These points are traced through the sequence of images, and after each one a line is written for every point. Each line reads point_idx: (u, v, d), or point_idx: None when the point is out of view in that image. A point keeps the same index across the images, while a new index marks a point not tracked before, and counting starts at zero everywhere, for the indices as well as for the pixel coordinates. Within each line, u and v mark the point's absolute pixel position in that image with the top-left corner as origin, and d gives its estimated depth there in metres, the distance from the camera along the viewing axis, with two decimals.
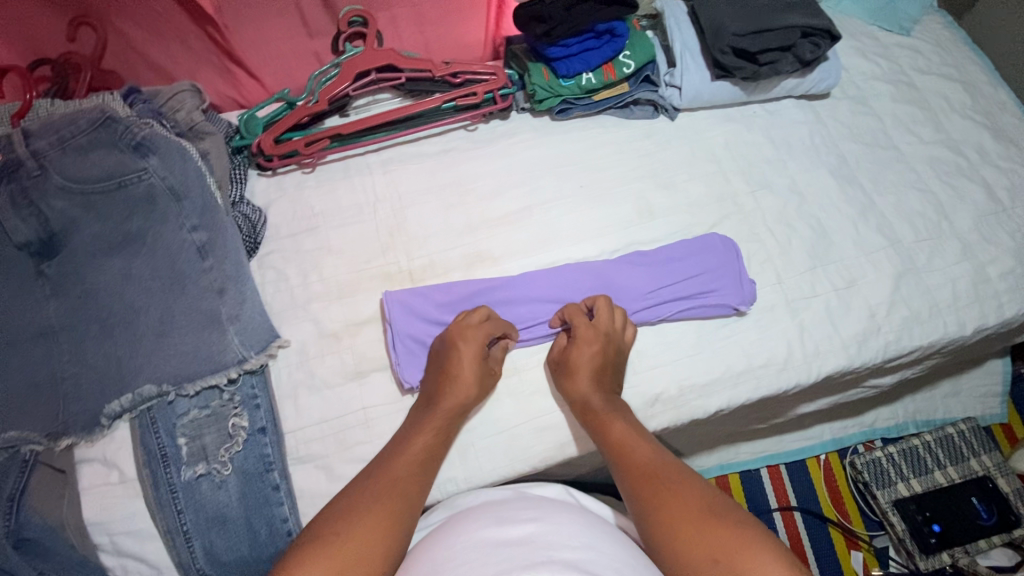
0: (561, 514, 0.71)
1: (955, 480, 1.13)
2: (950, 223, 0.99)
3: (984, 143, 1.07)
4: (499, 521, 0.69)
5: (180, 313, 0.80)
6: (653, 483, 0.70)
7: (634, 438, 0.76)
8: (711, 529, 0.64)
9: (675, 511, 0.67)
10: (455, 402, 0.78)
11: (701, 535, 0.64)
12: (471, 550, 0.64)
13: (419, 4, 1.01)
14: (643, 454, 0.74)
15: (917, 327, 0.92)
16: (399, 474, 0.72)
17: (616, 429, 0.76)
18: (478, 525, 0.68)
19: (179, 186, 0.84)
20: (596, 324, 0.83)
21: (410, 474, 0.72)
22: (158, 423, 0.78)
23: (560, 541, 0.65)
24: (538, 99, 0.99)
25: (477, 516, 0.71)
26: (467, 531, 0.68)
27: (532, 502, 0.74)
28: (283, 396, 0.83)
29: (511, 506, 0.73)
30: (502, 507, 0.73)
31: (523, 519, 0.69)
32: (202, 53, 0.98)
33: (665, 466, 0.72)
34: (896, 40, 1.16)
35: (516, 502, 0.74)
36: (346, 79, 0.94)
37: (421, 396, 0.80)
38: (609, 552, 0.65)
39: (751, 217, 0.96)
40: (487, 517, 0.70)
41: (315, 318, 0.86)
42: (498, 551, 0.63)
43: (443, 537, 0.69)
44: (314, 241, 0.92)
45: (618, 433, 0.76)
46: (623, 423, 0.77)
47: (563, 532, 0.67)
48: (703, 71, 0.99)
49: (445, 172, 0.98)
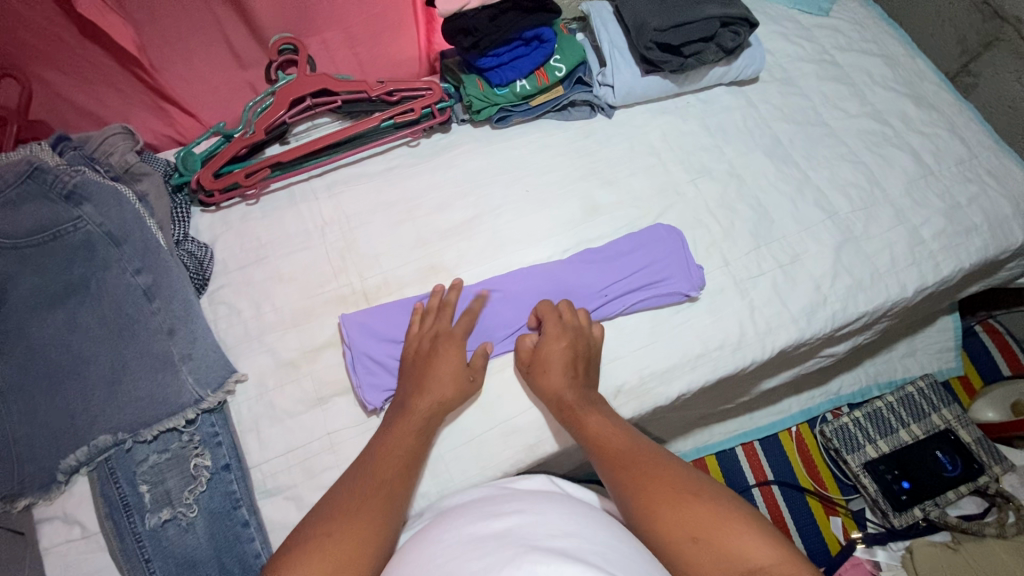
0: (543, 506, 0.70)
1: (919, 436, 1.17)
2: (883, 190, 1.03)
3: (907, 112, 1.12)
4: (482, 517, 0.68)
5: (132, 358, 0.79)
6: (632, 470, 0.71)
7: (609, 428, 0.76)
8: (689, 508, 0.65)
9: (652, 494, 0.67)
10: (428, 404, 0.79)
11: (679, 515, 0.65)
12: (453, 547, 0.63)
13: (349, 27, 1.02)
14: (619, 441, 0.75)
15: (861, 294, 0.96)
16: (382, 476, 0.72)
17: (591, 422, 0.77)
18: (463, 522, 0.68)
19: (117, 230, 0.83)
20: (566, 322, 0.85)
21: (392, 478, 0.72)
22: (116, 473, 0.76)
23: (542, 531, 0.64)
24: (476, 110, 1.00)
25: (463, 514, 0.70)
26: (449, 531, 0.67)
27: (515, 496, 0.73)
28: (245, 430, 0.82)
29: (497, 502, 0.72)
30: (484, 505, 0.72)
31: (505, 513, 0.68)
32: (132, 94, 0.97)
33: (642, 451, 0.73)
34: (816, 21, 1.20)
35: (500, 498, 0.73)
36: (281, 107, 0.94)
37: (403, 393, 0.80)
38: (593, 537, 0.64)
39: (694, 205, 0.99)
40: (470, 515, 0.69)
41: (271, 349, 0.86)
42: (479, 544, 0.62)
43: (424, 540, 0.68)
44: (264, 271, 0.91)
45: (594, 425, 0.77)
46: (597, 415, 0.78)
47: (546, 521, 0.66)
48: (633, 67, 1.02)
49: (391, 190, 0.98)
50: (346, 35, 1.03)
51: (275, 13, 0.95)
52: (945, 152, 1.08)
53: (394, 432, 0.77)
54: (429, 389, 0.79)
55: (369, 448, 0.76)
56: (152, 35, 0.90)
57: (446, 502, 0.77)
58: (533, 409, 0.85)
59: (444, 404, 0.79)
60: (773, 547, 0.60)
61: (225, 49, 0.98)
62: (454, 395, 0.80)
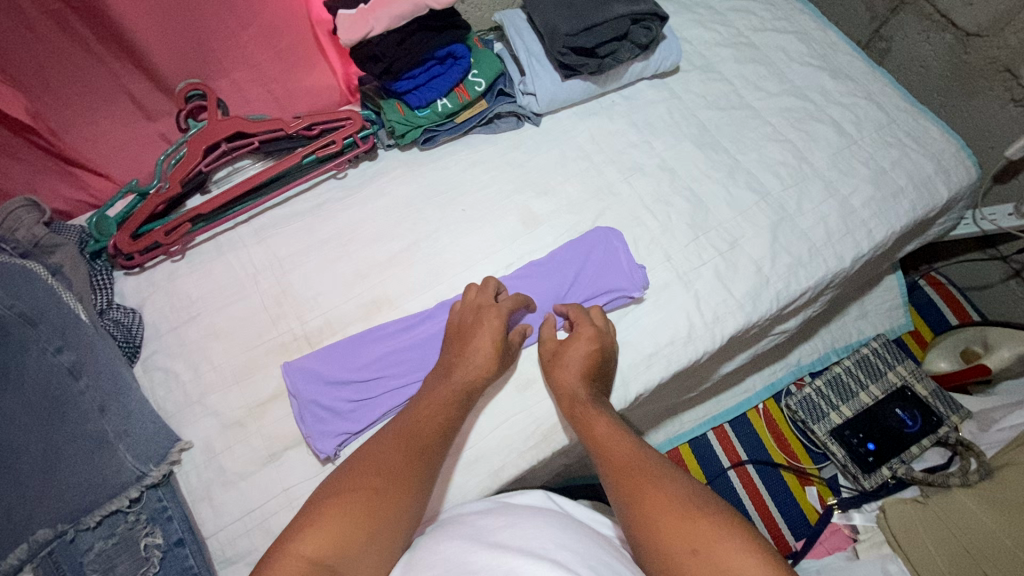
0: (536, 518, 0.71)
1: (879, 397, 1.20)
2: (810, 165, 1.05)
3: (825, 85, 1.14)
4: (476, 529, 0.68)
5: (65, 443, 0.74)
6: (636, 476, 0.69)
7: (615, 435, 0.75)
8: (690, 516, 0.62)
9: (654, 504, 0.65)
10: (467, 376, 0.78)
11: (680, 524, 0.62)
12: (448, 558, 0.64)
13: (258, 63, 0.99)
14: (625, 449, 0.73)
15: (801, 271, 0.97)
16: (411, 442, 0.72)
17: (598, 425, 0.76)
18: (458, 533, 0.68)
19: (31, 310, 0.78)
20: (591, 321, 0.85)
21: (424, 446, 0.72)
22: (62, 567, 0.71)
23: (538, 544, 0.65)
24: (400, 134, 0.98)
25: (457, 525, 0.70)
26: (441, 545, 0.66)
27: (510, 509, 0.74)
28: (197, 500, 0.79)
29: (489, 514, 0.72)
30: (482, 515, 0.72)
31: (500, 526, 0.68)
32: (35, 162, 0.91)
33: (647, 460, 0.71)
34: (729, 5, 1.22)
35: (496, 510, 0.73)
36: (195, 156, 0.90)
37: (441, 366, 0.81)
38: (581, 550, 0.66)
39: (630, 204, 0.99)
40: (464, 528, 0.69)
41: (214, 410, 0.82)
42: (475, 555, 0.63)
43: (416, 553, 0.67)
44: (198, 330, 0.88)
45: (601, 430, 0.76)
46: (609, 422, 0.77)
47: (541, 535, 0.67)
48: (552, 73, 1.01)
49: (321, 228, 0.96)
50: (255, 72, 1.00)
51: (175, 59, 0.91)
52: (866, 120, 1.11)
53: (432, 392, 0.78)
54: (467, 361, 0.79)
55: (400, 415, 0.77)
56: (44, 97, 0.85)
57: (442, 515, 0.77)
58: (493, 434, 0.83)
59: (479, 379, 0.79)
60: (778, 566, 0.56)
61: (128, 102, 0.94)
62: (487, 371, 0.79)
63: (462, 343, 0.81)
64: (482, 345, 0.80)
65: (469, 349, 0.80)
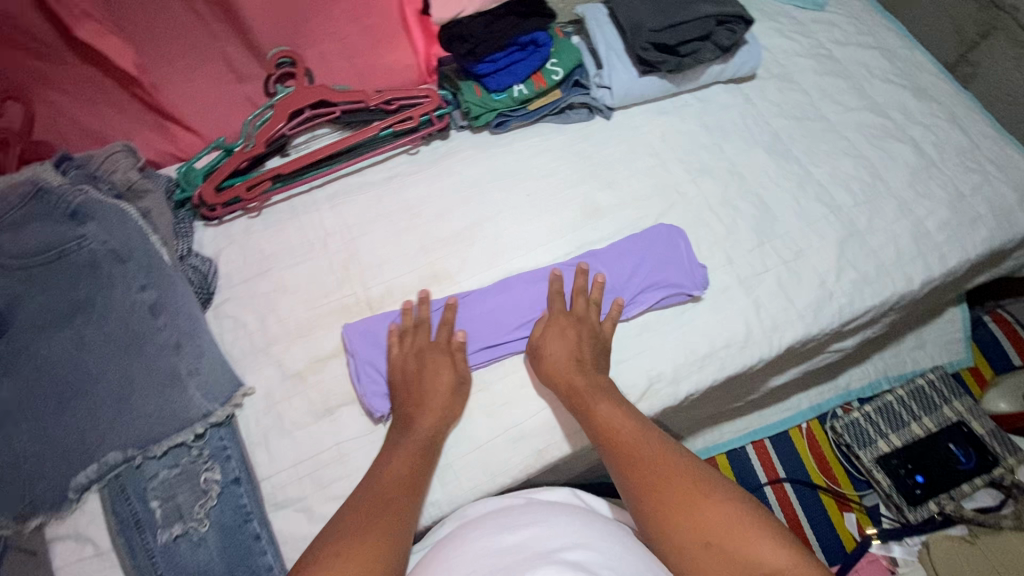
0: (559, 517, 0.72)
1: (932, 430, 1.15)
2: (885, 183, 1.02)
3: (907, 103, 1.11)
4: (497, 529, 0.70)
5: (140, 374, 0.79)
6: (644, 463, 0.71)
7: (617, 419, 0.75)
8: (702, 508, 0.66)
9: (664, 493, 0.68)
10: (428, 431, 0.78)
11: (693, 516, 0.65)
12: (467, 560, 0.66)
13: (345, 37, 1.03)
14: (629, 433, 0.74)
15: (867, 288, 0.95)
16: (394, 483, 0.72)
17: (601, 412, 0.76)
18: (481, 532, 0.70)
19: (121, 247, 0.83)
20: (564, 317, 0.86)
21: (409, 484, 0.73)
22: (127, 489, 0.77)
23: (554, 545, 0.65)
24: (475, 116, 1.00)
25: (480, 523, 0.72)
26: (467, 540, 0.69)
27: (536, 506, 0.75)
28: (254, 443, 0.82)
29: (512, 512, 0.74)
30: (509, 511, 0.74)
31: (522, 525, 0.70)
32: (135, 114, 0.98)
33: (654, 445, 0.73)
34: (812, 16, 1.20)
35: (525, 507, 0.75)
36: (280, 119, 0.94)
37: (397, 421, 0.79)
38: (604, 548, 0.65)
39: (695, 204, 0.99)
40: (485, 528, 0.71)
41: (277, 361, 0.86)
42: (491, 560, 0.64)
43: (451, 543, 0.70)
44: (268, 284, 0.92)
45: (606, 416, 0.76)
46: (609, 406, 0.77)
47: (562, 535, 0.67)
48: (630, 69, 1.02)
49: (391, 199, 0.99)
50: (342, 45, 1.04)
51: (271, 26, 0.96)
52: (947, 143, 1.08)
53: (400, 445, 0.76)
54: (425, 418, 0.78)
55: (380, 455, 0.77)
56: (150, 52, 0.92)
57: (468, 510, 0.78)
58: (540, 415, 0.85)
59: (448, 415, 0.80)
60: (785, 549, 0.61)
61: (223, 64, 0.98)
62: (457, 403, 0.81)
63: (418, 400, 0.79)
64: (438, 401, 0.79)
65: (425, 407, 0.79)
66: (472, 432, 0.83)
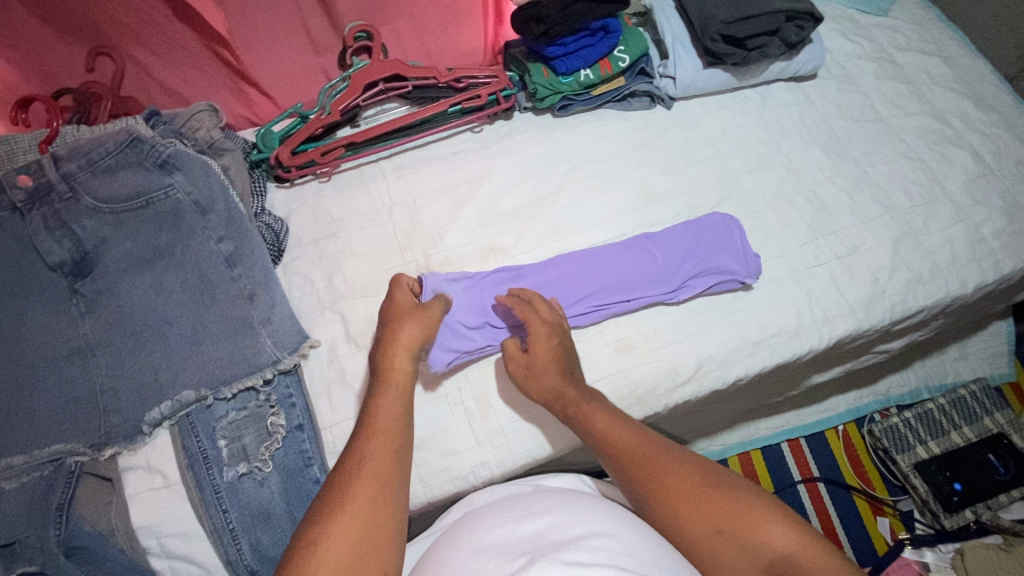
0: (575, 505, 0.73)
1: (971, 440, 1.15)
2: (942, 187, 1.03)
3: (967, 111, 1.11)
4: (514, 518, 0.72)
5: (212, 321, 0.84)
6: (647, 467, 0.71)
7: (614, 424, 0.75)
8: (709, 497, 0.67)
9: (672, 492, 0.68)
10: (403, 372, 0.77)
11: (700, 507, 0.67)
12: (488, 548, 0.68)
13: (419, 16, 1.06)
14: (628, 439, 0.73)
15: (920, 288, 0.96)
16: (378, 442, 0.70)
17: (597, 421, 0.75)
18: (498, 521, 0.72)
19: (204, 200, 0.88)
20: (541, 312, 0.85)
21: (392, 441, 0.71)
22: (197, 428, 0.80)
23: (573, 532, 0.67)
24: (540, 97, 1.03)
25: (496, 513, 0.74)
26: (480, 533, 0.71)
27: (547, 493, 0.78)
28: (316, 394, 0.86)
29: (527, 502, 0.76)
30: (519, 500, 0.77)
31: (536, 514, 0.72)
32: (215, 76, 1.03)
33: (654, 444, 0.73)
34: (874, 21, 1.21)
35: (534, 495, 0.78)
36: (356, 90, 0.98)
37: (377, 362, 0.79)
38: (624, 536, 0.67)
39: (751, 196, 1.00)
40: (501, 517, 0.73)
41: (341, 318, 0.90)
42: (512, 547, 0.66)
43: (466, 530, 0.73)
44: (335, 245, 0.95)
45: (600, 423, 0.75)
46: (603, 411, 0.76)
47: (580, 522, 0.69)
48: (695, 60, 1.04)
49: (455, 173, 1.02)
50: (415, 23, 1.07)
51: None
52: (1006, 152, 1.08)
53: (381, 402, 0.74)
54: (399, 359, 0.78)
55: (359, 414, 0.74)
56: (239, 18, 0.95)
57: (478, 500, 0.80)
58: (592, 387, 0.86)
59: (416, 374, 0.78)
60: (790, 525, 0.64)
61: (302, 34, 1.02)
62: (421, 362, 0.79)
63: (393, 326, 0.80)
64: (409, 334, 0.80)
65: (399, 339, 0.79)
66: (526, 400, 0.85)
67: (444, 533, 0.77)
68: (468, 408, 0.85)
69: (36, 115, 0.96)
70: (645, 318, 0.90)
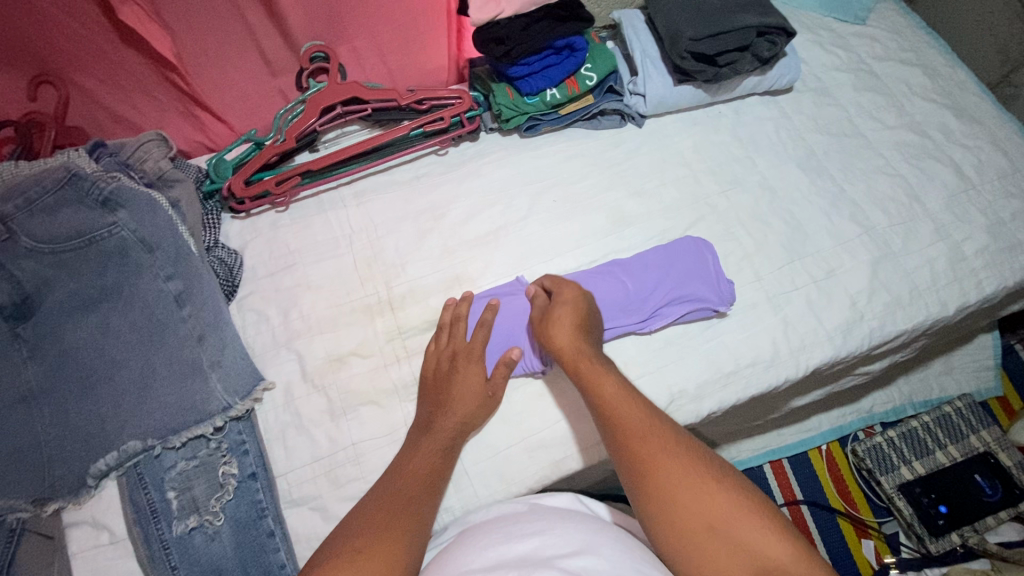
0: (564, 524, 0.70)
1: (957, 459, 1.13)
2: (922, 204, 0.99)
3: (947, 123, 1.08)
4: (504, 537, 0.68)
5: (160, 364, 0.80)
6: (651, 445, 0.67)
7: (619, 394, 0.71)
8: (703, 493, 0.63)
9: (672, 476, 0.64)
10: (455, 422, 0.77)
11: (696, 501, 0.63)
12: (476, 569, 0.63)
13: (379, 34, 1.02)
14: (636, 412, 0.70)
15: (900, 312, 0.93)
16: (410, 485, 0.72)
17: (606, 387, 0.72)
18: (488, 541, 0.68)
19: (150, 237, 0.83)
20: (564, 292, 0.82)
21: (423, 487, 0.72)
22: (145, 479, 0.77)
23: (563, 551, 0.64)
24: (506, 119, 0.99)
25: (487, 531, 0.70)
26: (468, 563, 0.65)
27: (540, 513, 0.73)
28: (272, 439, 0.83)
29: (519, 519, 0.72)
30: (509, 517, 0.73)
31: (527, 534, 0.68)
32: (166, 101, 0.99)
33: (657, 424, 0.69)
34: (852, 30, 1.17)
35: (523, 514, 0.73)
36: (312, 115, 0.94)
37: (429, 401, 0.79)
38: (609, 556, 0.64)
39: (725, 217, 0.97)
40: (493, 535, 0.68)
41: (298, 356, 0.86)
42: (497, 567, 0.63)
43: (454, 559, 0.67)
44: (292, 279, 0.92)
45: (608, 391, 0.71)
46: (609, 378, 0.73)
47: (565, 542, 0.66)
48: (665, 77, 1.01)
49: (418, 200, 0.98)
50: (376, 42, 1.03)
51: (306, 21, 0.94)
52: (988, 165, 1.05)
53: (419, 444, 0.76)
54: (454, 401, 0.78)
55: (401, 451, 0.77)
56: (187, 43, 0.91)
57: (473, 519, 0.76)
58: (558, 425, 0.83)
59: (467, 423, 0.78)
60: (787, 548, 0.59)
61: (257, 56, 0.98)
62: (477, 416, 0.79)
63: (454, 356, 0.81)
64: (468, 373, 0.80)
65: (453, 380, 0.79)
66: (491, 441, 0.82)
67: (427, 565, 0.71)
68: None
69: None
70: (615, 349, 0.87)
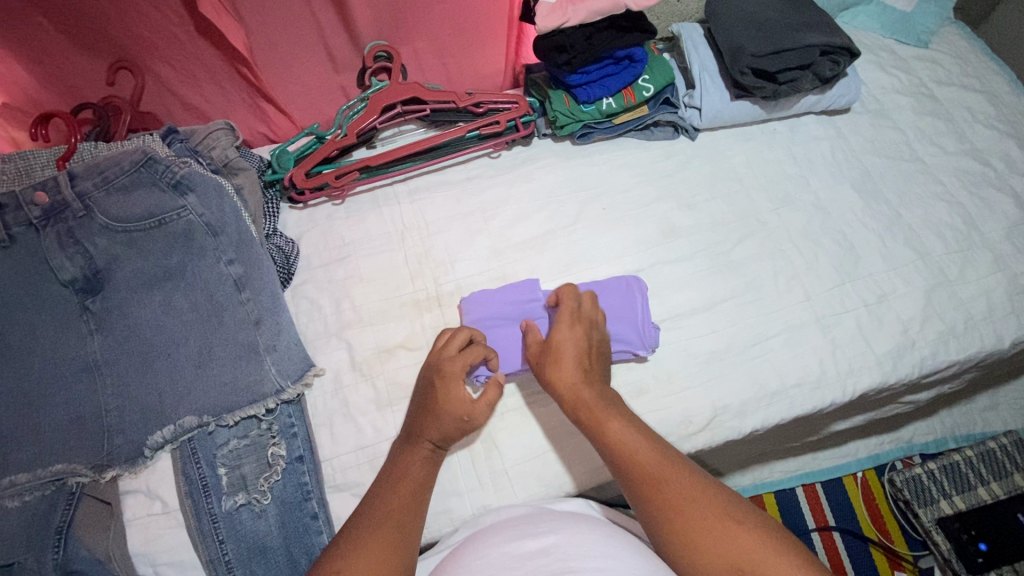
0: (577, 525, 0.69)
1: (999, 497, 1.09)
2: (981, 233, 0.97)
3: (1010, 153, 1.06)
4: (516, 536, 0.68)
5: (217, 344, 0.83)
6: (665, 484, 0.66)
7: (637, 440, 0.70)
8: (739, 538, 0.61)
9: (690, 515, 0.63)
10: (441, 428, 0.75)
11: (717, 541, 0.61)
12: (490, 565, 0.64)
13: (441, 37, 1.04)
14: (646, 453, 0.69)
15: (953, 342, 0.91)
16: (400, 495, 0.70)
17: (612, 430, 0.71)
18: (499, 539, 0.68)
19: (215, 221, 0.86)
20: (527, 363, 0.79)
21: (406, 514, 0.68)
22: (198, 453, 0.80)
23: (579, 552, 0.63)
24: (560, 125, 1.00)
25: (497, 530, 0.70)
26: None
27: (550, 515, 0.73)
28: (319, 424, 0.85)
29: (530, 520, 0.72)
30: (504, 527, 0.71)
31: (539, 533, 0.68)
32: (234, 92, 1.02)
33: (669, 461, 0.68)
34: (914, 53, 1.16)
35: (527, 518, 0.73)
36: (373, 112, 0.96)
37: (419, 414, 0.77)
38: (626, 559, 0.64)
39: (775, 235, 0.96)
40: (504, 534, 0.69)
41: (347, 345, 0.89)
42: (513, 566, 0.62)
43: (466, 555, 0.67)
44: (345, 270, 0.94)
45: (617, 432, 0.71)
46: (614, 419, 0.72)
47: (582, 542, 0.65)
48: (722, 91, 1.01)
49: (470, 200, 1.00)
50: (436, 45, 1.05)
51: (373, 22, 0.97)
52: None
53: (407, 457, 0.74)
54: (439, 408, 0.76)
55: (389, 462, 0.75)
56: (259, 37, 0.94)
57: (478, 522, 0.76)
58: None
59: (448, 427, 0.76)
60: None
61: (323, 54, 1.01)
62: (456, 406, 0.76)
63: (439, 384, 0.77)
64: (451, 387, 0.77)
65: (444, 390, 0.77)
66: (529, 443, 0.83)
67: (437, 565, 0.71)
68: (471, 448, 0.82)
69: (57, 128, 0.97)
70: (659, 360, 0.87)
